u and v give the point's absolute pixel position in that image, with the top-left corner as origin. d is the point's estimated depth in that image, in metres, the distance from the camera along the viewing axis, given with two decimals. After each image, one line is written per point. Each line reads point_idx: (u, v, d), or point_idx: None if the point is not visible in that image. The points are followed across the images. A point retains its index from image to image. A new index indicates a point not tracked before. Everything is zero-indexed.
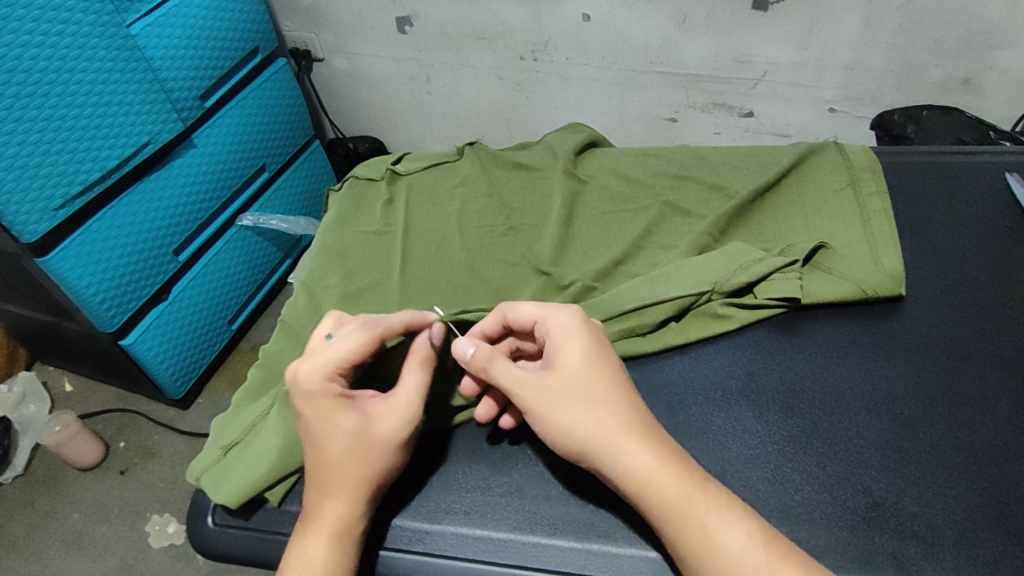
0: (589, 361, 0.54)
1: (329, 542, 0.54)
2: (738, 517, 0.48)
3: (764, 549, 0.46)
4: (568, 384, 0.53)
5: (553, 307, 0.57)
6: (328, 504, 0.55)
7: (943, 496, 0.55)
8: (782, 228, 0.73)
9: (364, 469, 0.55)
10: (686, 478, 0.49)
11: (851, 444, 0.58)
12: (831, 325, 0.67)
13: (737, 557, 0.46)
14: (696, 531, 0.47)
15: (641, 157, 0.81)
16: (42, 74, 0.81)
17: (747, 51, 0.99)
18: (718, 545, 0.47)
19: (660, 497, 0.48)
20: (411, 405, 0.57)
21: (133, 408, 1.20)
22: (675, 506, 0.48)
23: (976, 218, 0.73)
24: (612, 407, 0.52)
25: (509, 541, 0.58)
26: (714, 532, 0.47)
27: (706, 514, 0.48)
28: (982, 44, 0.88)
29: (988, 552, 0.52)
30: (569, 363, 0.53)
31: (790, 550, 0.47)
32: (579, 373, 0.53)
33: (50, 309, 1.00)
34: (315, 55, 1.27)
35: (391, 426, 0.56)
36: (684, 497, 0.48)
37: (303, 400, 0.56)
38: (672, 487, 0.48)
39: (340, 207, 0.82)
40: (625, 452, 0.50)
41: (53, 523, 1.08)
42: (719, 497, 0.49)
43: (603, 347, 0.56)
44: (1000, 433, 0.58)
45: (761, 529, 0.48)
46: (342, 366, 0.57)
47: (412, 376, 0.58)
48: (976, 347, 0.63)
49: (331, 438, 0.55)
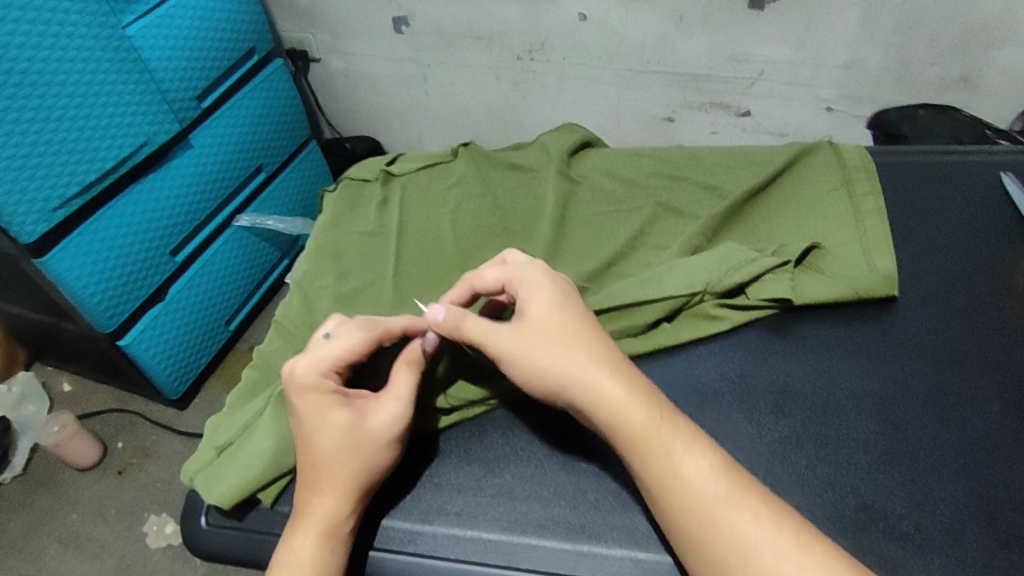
0: (558, 308, 0.56)
1: (317, 539, 0.54)
2: (699, 447, 0.50)
3: (723, 479, 0.49)
4: (542, 328, 0.55)
5: (517, 266, 0.60)
6: (317, 501, 0.55)
7: (932, 497, 0.55)
8: (776, 228, 0.72)
9: (355, 466, 0.55)
10: (652, 410, 0.51)
11: (841, 446, 0.58)
12: (824, 326, 0.66)
13: (697, 482, 0.48)
14: (660, 460, 0.49)
15: (635, 157, 0.81)
16: (39, 76, 0.81)
17: (745, 50, 0.98)
18: (681, 471, 0.49)
19: (629, 425, 0.50)
20: (401, 403, 0.57)
21: (131, 407, 1.21)
22: (642, 435, 0.50)
23: (970, 218, 0.73)
24: (585, 346, 0.54)
25: (500, 542, 0.58)
26: (676, 460, 0.49)
27: (671, 443, 0.50)
28: (980, 43, 0.88)
29: (977, 553, 0.52)
30: (540, 310, 0.56)
31: (748, 482, 0.49)
32: (550, 317, 0.55)
33: (49, 309, 1.01)
34: (311, 55, 1.27)
35: (382, 423, 0.56)
36: (650, 427, 0.50)
37: (296, 394, 0.57)
38: (640, 419, 0.51)
39: (334, 208, 0.82)
40: (597, 382, 0.52)
41: (51, 523, 1.09)
42: (682, 431, 0.51)
43: (570, 296, 0.58)
44: (991, 434, 0.58)
45: (721, 460, 0.50)
46: (337, 364, 0.58)
47: (401, 374, 0.58)
48: (969, 348, 0.63)
49: (323, 435, 0.56)
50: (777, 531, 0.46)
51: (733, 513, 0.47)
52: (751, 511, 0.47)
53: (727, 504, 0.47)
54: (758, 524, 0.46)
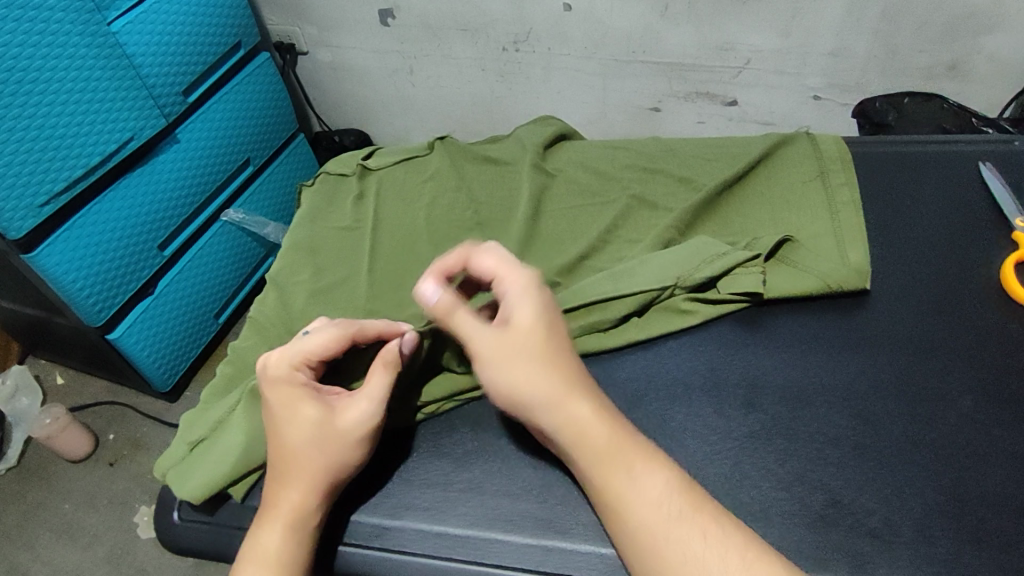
0: (541, 321, 0.55)
1: (284, 532, 0.54)
2: (657, 468, 0.51)
3: (676, 496, 0.49)
4: (522, 343, 0.54)
5: (511, 267, 0.58)
6: (285, 494, 0.55)
7: (902, 493, 0.53)
8: (749, 221, 0.72)
9: (323, 461, 0.55)
10: (616, 430, 0.52)
11: (811, 441, 0.57)
12: (796, 319, 0.65)
13: (655, 499, 0.49)
14: (619, 475, 0.50)
15: (610, 150, 0.81)
16: (25, 73, 0.82)
17: (730, 39, 0.97)
18: (636, 488, 0.49)
19: (592, 442, 0.51)
20: (373, 402, 0.56)
21: (123, 400, 1.23)
22: (603, 451, 0.51)
23: (946, 211, 0.72)
24: (557, 368, 0.54)
25: (468, 538, 0.57)
26: (631, 481, 0.50)
27: (631, 462, 0.50)
28: (967, 29, 0.86)
29: (944, 551, 0.50)
30: (524, 321, 0.55)
31: (704, 502, 0.49)
32: (532, 332, 0.54)
33: (39, 304, 1.02)
34: (299, 48, 1.28)
35: (354, 419, 0.56)
36: (612, 445, 0.51)
37: (266, 384, 0.58)
38: (603, 441, 0.51)
39: (312, 203, 0.82)
40: (570, 401, 0.52)
41: (44, 513, 1.11)
42: (644, 451, 0.51)
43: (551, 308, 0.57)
44: (964, 429, 0.57)
45: (681, 482, 0.50)
46: (310, 359, 0.59)
47: (376, 375, 0.57)
48: (943, 341, 0.62)
49: (293, 426, 0.56)
50: (724, 548, 0.46)
51: (681, 530, 0.47)
52: (701, 528, 0.47)
53: (676, 522, 0.48)
54: (706, 540, 0.47)
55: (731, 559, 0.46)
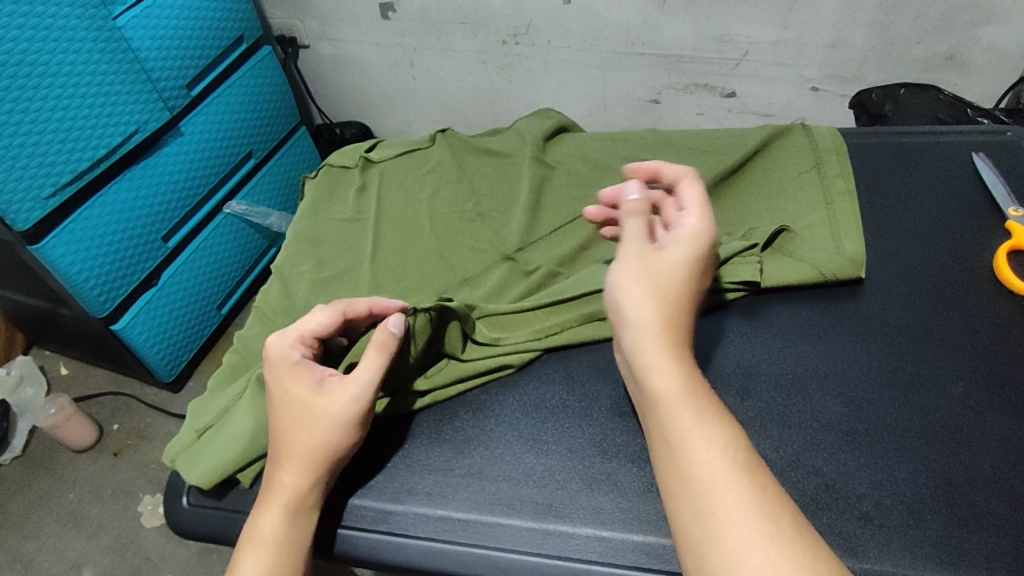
0: (687, 269, 0.52)
1: (281, 513, 0.55)
2: (720, 422, 0.46)
3: (736, 451, 0.44)
4: (656, 284, 0.51)
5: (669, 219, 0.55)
6: (280, 477, 0.56)
7: (892, 478, 0.54)
8: (746, 212, 0.73)
9: (311, 441, 0.56)
10: (690, 378, 0.48)
11: (804, 427, 0.58)
12: (792, 308, 0.66)
13: (707, 458, 0.44)
14: (678, 422, 0.45)
15: (609, 142, 0.82)
16: (33, 67, 0.83)
17: (728, 31, 0.98)
18: (693, 438, 0.45)
19: (661, 385, 0.47)
20: (361, 383, 0.57)
21: (127, 390, 1.24)
22: (665, 396, 0.47)
23: (941, 201, 0.73)
24: (680, 322, 0.50)
25: (469, 521, 0.58)
26: (690, 434, 0.45)
27: (691, 411, 0.46)
28: (966, 20, 0.87)
29: (935, 533, 0.51)
30: (669, 264, 0.52)
31: (761, 465, 0.44)
32: (670, 276, 0.51)
33: (45, 295, 1.03)
34: (300, 42, 1.29)
35: (340, 399, 0.56)
36: (676, 391, 0.47)
37: (267, 365, 0.59)
38: (676, 386, 0.47)
39: (314, 195, 0.83)
40: (653, 345, 0.48)
41: (50, 502, 1.13)
42: (710, 403, 0.47)
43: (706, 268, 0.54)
44: (954, 415, 0.58)
45: (739, 437, 0.45)
46: (306, 336, 0.60)
47: (367, 357, 0.58)
48: (935, 329, 0.63)
49: (286, 407, 0.57)
50: (777, 508, 0.41)
51: (733, 485, 0.42)
52: (757, 485, 0.42)
53: (732, 474, 0.43)
54: (755, 494, 0.42)
55: (784, 520, 0.41)
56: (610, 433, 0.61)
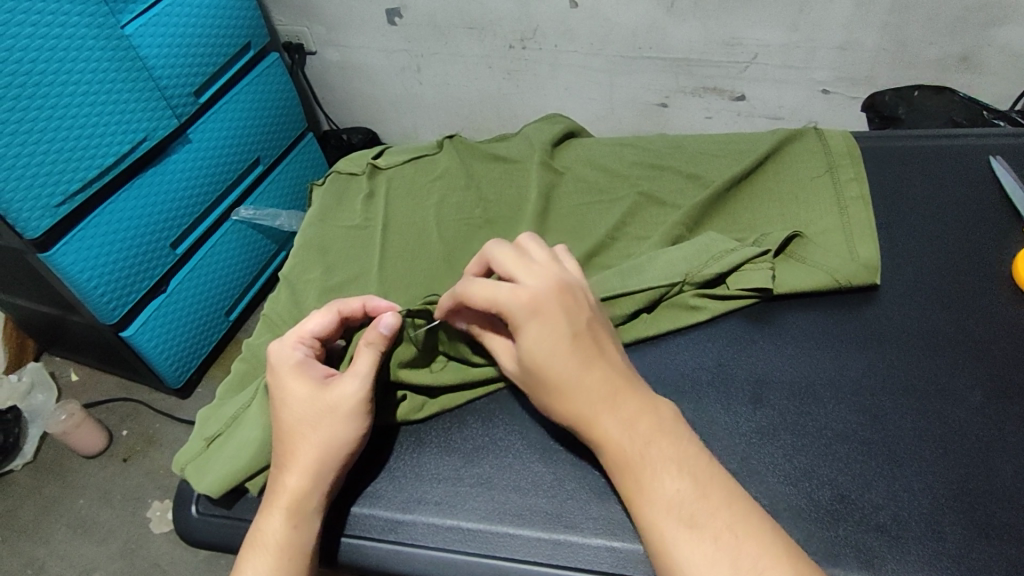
0: (549, 342, 0.51)
1: (284, 516, 0.54)
2: (678, 471, 0.48)
3: (692, 501, 0.46)
4: (538, 372, 0.52)
5: (505, 291, 0.52)
6: (282, 479, 0.55)
7: (908, 488, 0.53)
8: (757, 218, 0.72)
9: (313, 440, 0.55)
10: (639, 431, 0.49)
11: (818, 436, 0.57)
12: (805, 315, 0.66)
13: (666, 504, 0.46)
14: (637, 476, 0.48)
15: (618, 148, 0.82)
16: (42, 76, 0.83)
17: (738, 34, 0.97)
18: (650, 496, 0.47)
19: (617, 453, 0.49)
20: (360, 378, 0.57)
21: (136, 396, 1.24)
22: (620, 457, 0.49)
23: (955, 206, 0.72)
24: (590, 382, 0.51)
25: (479, 531, 0.57)
26: (648, 484, 0.48)
27: (643, 468, 0.48)
28: (979, 21, 0.86)
29: (952, 545, 0.50)
30: (533, 351, 0.51)
31: (723, 504, 0.46)
32: (547, 359, 0.51)
33: (55, 302, 1.03)
34: (307, 48, 1.29)
35: (340, 394, 0.56)
36: (628, 450, 0.49)
37: (268, 367, 0.60)
38: (629, 447, 0.49)
39: (321, 202, 0.83)
40: (592, 415, 0.50)
41: (60, 508, 1.13)
42: (664, 451, 0.49)
43: (563, 317, 0.52)
44: (972, 423, 0.57)
45: (696, 480, 0.47)
46: (306, 337, 0.61)
47: (363, 353, 0.58)
48: (951, 336, 0.62)
49: (287, 405, 0.57)
50: (735, 554, 0.44)
51: (689, 543, 0.45)
52: (712, 534, 0.45)
53: (690, 525, 0.45)
54: (710, 544, 0.44)
55: (739, 560, 0.44)
56: None
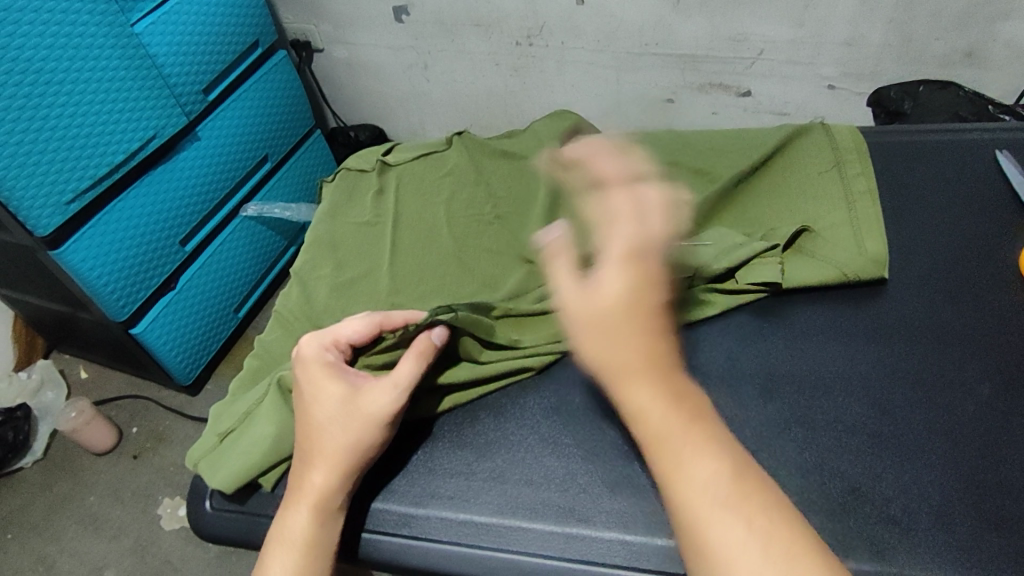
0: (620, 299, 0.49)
1: (310, 513, 0.55)
2: (701, 441, 0.45)
3: (729, 484, 0.43)
4: (611, 310, 0.49)
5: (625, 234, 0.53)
6: (308, 476, 0.56)
7: (919, 480, 0.54)
8: (766, 213, 0.73)
9: (343, 441, 0.56)
10: (684, 405, 0.47)
11: (829, 429, 0.58)
12: (815, 309, 0.66)
13: (709, 487, 0.43)
14: (675, 442, 0.45)
15: (627, 143, 0.82)
16: (52, 74, 0.83)
17: (744, 30, 0.98)
18: (686, 476, 0.44)
19: (653, 410, 0.46)
20: (397, 388, 0.57)
21: (145, 394, 1.25)
22: (657, 433, 0.46)
23: (963, 201, 0.72)
24: (652, 330, 0.49)
25: (492, 525, 0.57)
26: (685, 453, 0.45)
27: (681, 445, 0.45)
28: (985, 16, 0.86)
29: (963, 537, 0.51)
30: (613, 290, 0.49)
31: (758, 492, 0.44)
32: (626, 299, 0.49)
33: (65, 300, 1.04)
34: (314, 46, 1.29)
35: (374, 401, 0.56)
36: (668, 426, 0.46)
37: (297, 362, 0.60)
38: (664, 410, 0.46)
39: (332, 199, 0.84)
40: (635, 376, 0.47)
41: (70, 505, 1.14)
42: (705, 433, 0.46)
43: (656, 275, 0.51)
44: (981, 416, 0.57)
45: (733, 463, 0.45)
46: (341, 342, 0.61)
47: (405, 363, 0.58)
48: (960, 330, 0.63)
49: (319, 404, 0.57)
50: (769, 541, 0.41)
51: (715, 494, 0.43)
52: (747, 517, 0.42)
53: (727, 499, 0.43)
54: (728, 503, 0.43)
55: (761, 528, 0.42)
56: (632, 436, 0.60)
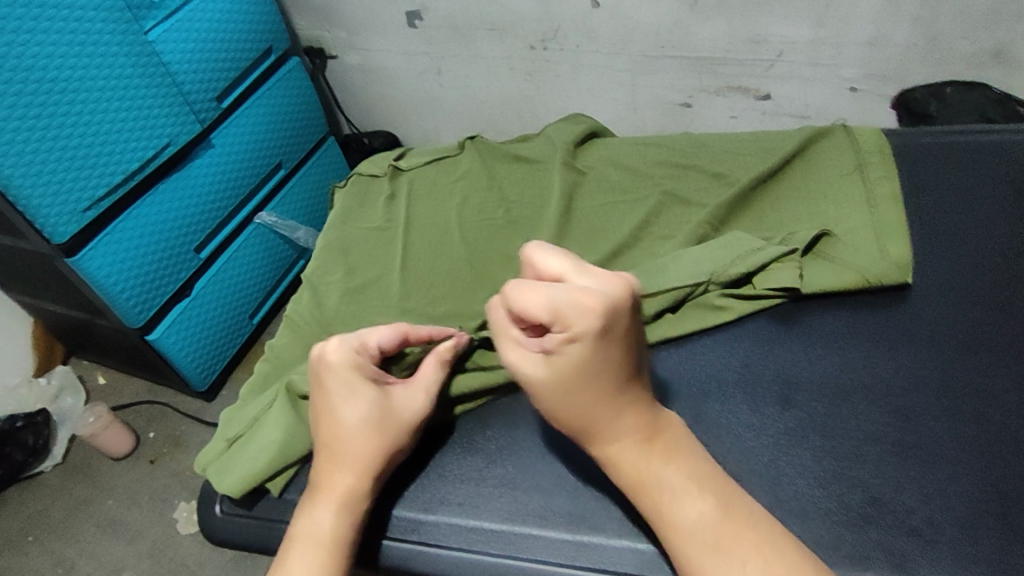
0: (586, 365, 0.46)
1: (336, 511, 0.54)
2: (685, 488, 0.48)
3: (715, 525, 0.46)
4: (572, 381, 0.47)
5: (568, 297, 0.45)
6: (336, 475, 0.55)
7: (944, 491, 0.52)
8: (784, 217, 0.71)
9: (377, 442, 0.55)
10: (659, 451, 0.49)
11: (849, 437, 0.56)
12: (835, 314, 0.64)
13: (690, 530, 0.46)
14: (657, 491, 0.48)
15: (641, 147, 0.81)
16: (67, 83, 0.84)
17: (763, 31, 0.96)
18: (672, 520, 0.47)
19: (631, 471, 0.49)
20: (430, 394, 0.58)
21: (162, 399, 1.26)
22: (637, 479, 0.49)
23: (988, 203, 0.70)
24: (617, 400, 0.48)
25: (501, 532, 0.56)
26: (668, 502, 0.48)
27: (662, 490, 0.48)
28: (1010, 16, 0.84)
29: (990, 550, 0.49)
30: (572, 363, 0.47)
31: (748, 523, 0.46)
32: (587, 370, 0.47)
33: (82, 306, 1.05)
34: (329, 52, 1.30)
35: (407, 404, 0.57)
36: (645, 475, 0.49)
37: (327, 367, 0.56)
38: (645, 467, 0.49)
39: (343, 205, 0.83)
40: (612, 432, 0.49)
41: (89, 509, 1.14)
42: (684, 470, 0.48)
43: (614, 341, 0.46)
44: (1009, 424, 0.55)
45: (719, 499, 0.47)
46: (370, 346, 0.59)
47: (433, 369, 0.59)
48: (987, 335, 0.60)
49: (352, 406, 0.56)
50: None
51: (701, 544, 0.46)
52: (739, 558, 0.45)
53: (713, 544, 0.46)
54: (717, 556, 0.45)
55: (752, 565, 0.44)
56: None
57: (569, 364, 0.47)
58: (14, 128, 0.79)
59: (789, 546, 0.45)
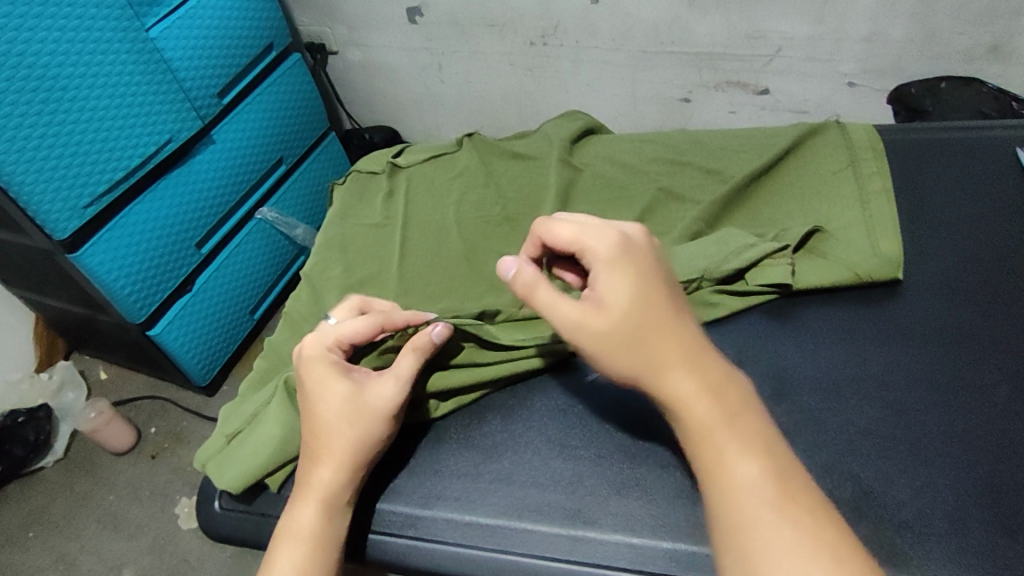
0: (636, 296, 0.48)
1: (317, 508, 0.55)
2: (747, 446, 0.44)
3: (773, 484, 0.43)
4: (627, 318, 0.47)
5: (591, 229, 0.51)
6: (316, 471, 0.56)
7: (935, 485, 0.53)
8: (778, 214, 0.72)
9: (353, 436, 0.56)
10: (727, 402, 0.46)
11: (841, 432, 0.56)
12: (828, 311, 0.65)
13: (744, 484, 0.43)
14: (721, 442, 0.44)
15: (638, 144, 0.81)
16: (69, 80, 0.84)
17: (761, 27, 0.96)
18: (727, 475, 0.43)
19: (694, 417, 0.45)
20: (400, 381, 0.57)
21: (164, 395, 1.27)
22: (700, 427, 0.45)
23: (982, 199, 0.70)
24: (676, 333, 0.47)
25: (497, 527, 0.57)
26: (729, 455, 0.44)
27: (726, 442, 0.44)
28: (1007, 12, 0.84)
29: (979, 544, 0.49)
30: (618, 295, 0.48)
31: (802, 488, 0.43)
32: (639, 301, 0.48)
33: (84, 302, 1.06)
34: (330, 47, 1.30)
35: (377, 395, 0.56)
36: (710, 421, 0.45)
37: (301, 363, 0.59)
38: (714, 413, 0.45)
39: (342, 201, 0.84)
40: (678, 367, 0.46)
41: (91, 503, 1.16)
42: (750, 426, 0.45)
43: (650, 271, 0.49)
44: (1000, 418, 0.55)
45: (778, 462, 0.44)
46: (343, 341, 0.60)
47: (405, 358, 0.57)
48: (979, 331, 0.61)
49: (325, 403, 0.56)
50: (817, 542, 0.40)
51: (758, 502, 0.42)
52: (794, 517, 0.41)
53: (771, 503, 0.42)
54: (777, 516, 0.41)
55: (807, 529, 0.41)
56: (637, 438, 0.59)
57: (619, 295, 0.48)
58: (14, 125, 0.80)
59: (837, 524, 0.42)
